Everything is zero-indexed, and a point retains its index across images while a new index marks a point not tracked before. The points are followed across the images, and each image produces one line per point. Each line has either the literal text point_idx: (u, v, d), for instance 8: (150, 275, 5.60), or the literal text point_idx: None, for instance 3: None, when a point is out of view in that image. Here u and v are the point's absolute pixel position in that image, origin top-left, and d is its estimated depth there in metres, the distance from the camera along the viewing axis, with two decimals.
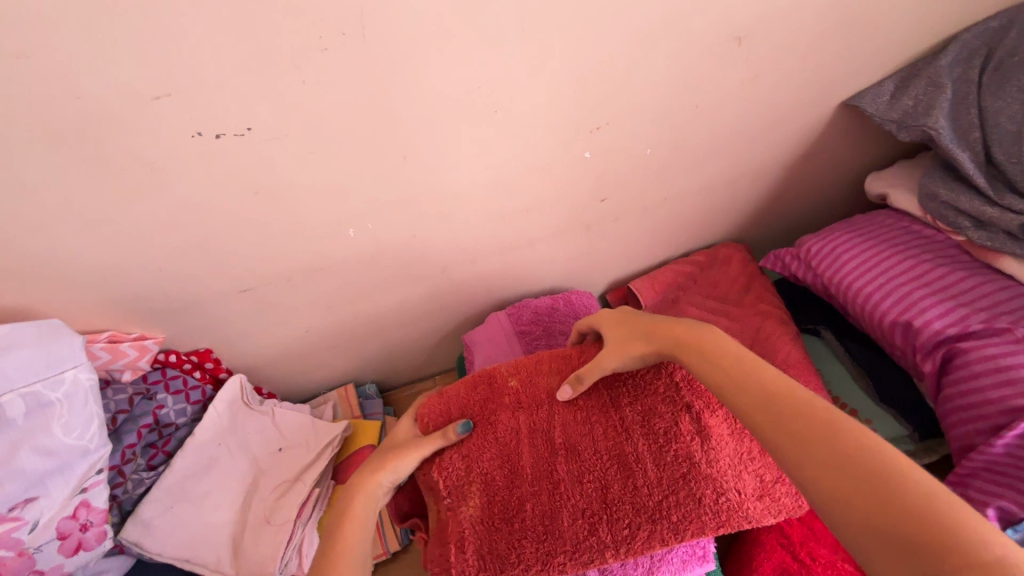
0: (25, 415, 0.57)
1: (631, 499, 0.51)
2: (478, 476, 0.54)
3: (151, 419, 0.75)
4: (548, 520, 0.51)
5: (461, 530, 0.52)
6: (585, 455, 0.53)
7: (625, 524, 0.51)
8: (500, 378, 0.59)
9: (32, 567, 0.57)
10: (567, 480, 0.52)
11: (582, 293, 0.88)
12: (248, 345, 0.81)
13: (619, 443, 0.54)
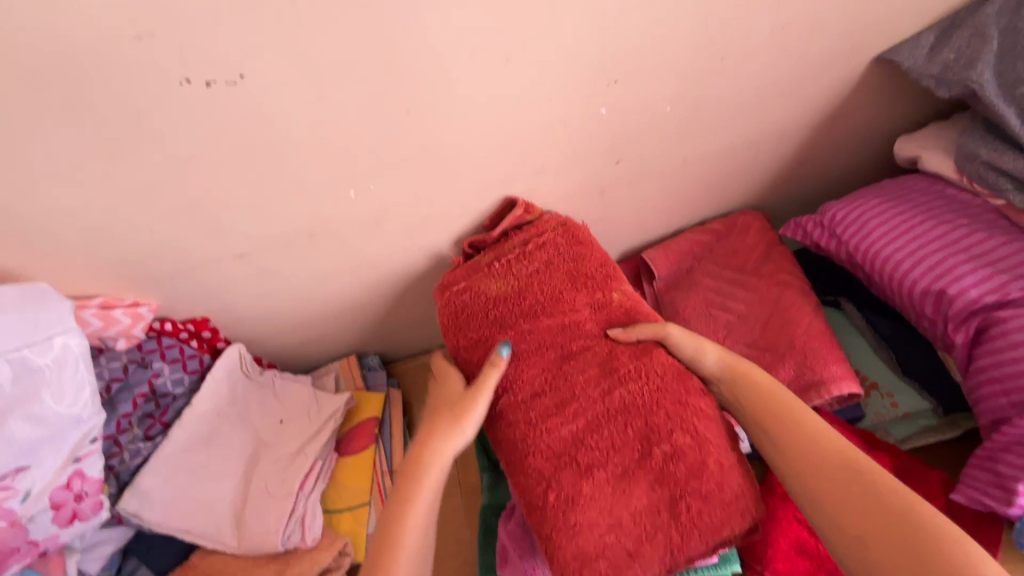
0: (13, 382, 0.55)
1: (604, 509, 0.52)
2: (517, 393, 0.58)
3: (146, 389, 0.72)
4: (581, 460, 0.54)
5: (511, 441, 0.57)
6: (591, 458, 0.54)
7: (626, 492, 0.52)
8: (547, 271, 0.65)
9: (25, 538, 0.55)
10: (593, 422, 0.55)
11: None
12: (246, 313, 0.78)
13: (648, 432, 0.54)
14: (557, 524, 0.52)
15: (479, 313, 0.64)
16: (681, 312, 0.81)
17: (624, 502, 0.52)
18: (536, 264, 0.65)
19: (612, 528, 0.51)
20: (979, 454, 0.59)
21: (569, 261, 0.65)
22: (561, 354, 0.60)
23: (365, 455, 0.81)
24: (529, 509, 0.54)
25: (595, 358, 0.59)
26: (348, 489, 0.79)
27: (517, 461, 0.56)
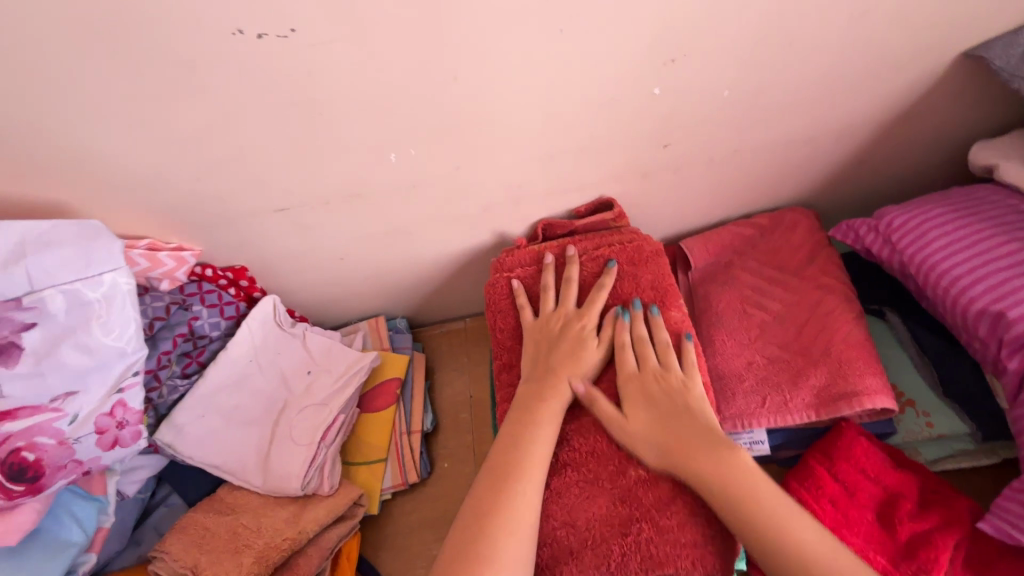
0: (66, 313, 0.58)
1: (564, 507, 0.57)
2: None
3: (186, 330, 0.75)
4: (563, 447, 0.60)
5: None
6: (564, 459, 0.59)
7: (592, 472, 0.58)
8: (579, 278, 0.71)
9: (71, 457, 0.58)
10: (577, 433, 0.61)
11: None
12: (282, 266, 0.80)
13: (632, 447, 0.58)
14: None
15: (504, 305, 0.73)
16: (714, 307, 0.79)
17: (582, 503, 0.57)
18: (586, 270, 0.71)
19: (562, 528, 0.56)
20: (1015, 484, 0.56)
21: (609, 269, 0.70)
22: None
23: (384, 414, 0.83)
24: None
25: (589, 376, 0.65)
26: (366, 442, 0.81)
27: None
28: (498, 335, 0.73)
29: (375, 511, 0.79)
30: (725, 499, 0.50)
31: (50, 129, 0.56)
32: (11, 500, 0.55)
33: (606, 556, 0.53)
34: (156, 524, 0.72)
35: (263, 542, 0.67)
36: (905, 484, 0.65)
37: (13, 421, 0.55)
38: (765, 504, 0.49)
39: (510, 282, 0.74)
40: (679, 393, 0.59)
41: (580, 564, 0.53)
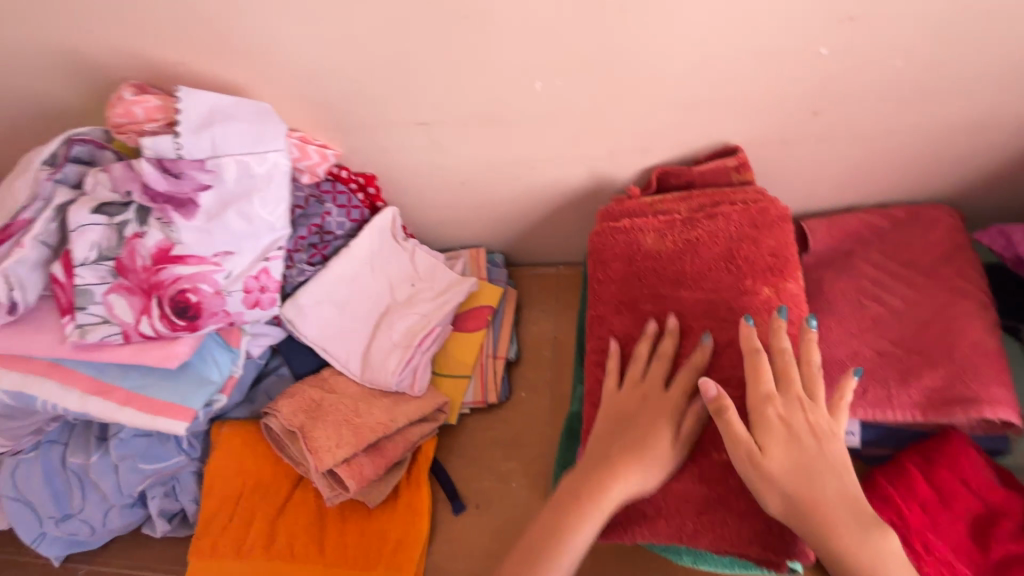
0: (235, 181, 0.66)
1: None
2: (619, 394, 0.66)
3: (318, 222, 0.82)
4: None
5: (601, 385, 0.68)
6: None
7: None
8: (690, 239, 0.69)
9: (223, 307, 0.66)
10: None
11: None
12: (406, 180, 0.85)
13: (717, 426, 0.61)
14: None
15: (609, 253, 0.72)
16: (827, 293, 0.76)
17: (663, 470, 0.61)
18: (701, 229, 0.69)
19: (640, 490, 0.61)
20: None
21: (732, 235, 0.68)
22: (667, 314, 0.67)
23: (474, 336, 0.88)
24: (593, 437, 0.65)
25: (691, 340, 0.65)
26: (455, 358, 0.87)
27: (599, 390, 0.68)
28: (599, 279, 0.73)
29: (453, 421, 0.84)
30: (812, 521, 0.50)
31: (249, 13, 0.62)
32: (174, 332, 0.64)
33: (683, 521, 0.59)
34: (267, 390, 0.82)
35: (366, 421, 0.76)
36: (1012, 504, 0.61)
37: (184, 265, 0.64)
38: (851, 545, 0.48)
39: (618, 230, 0.73)
40: (824, 440, 0.52)
41: (656, 523, 0.59)
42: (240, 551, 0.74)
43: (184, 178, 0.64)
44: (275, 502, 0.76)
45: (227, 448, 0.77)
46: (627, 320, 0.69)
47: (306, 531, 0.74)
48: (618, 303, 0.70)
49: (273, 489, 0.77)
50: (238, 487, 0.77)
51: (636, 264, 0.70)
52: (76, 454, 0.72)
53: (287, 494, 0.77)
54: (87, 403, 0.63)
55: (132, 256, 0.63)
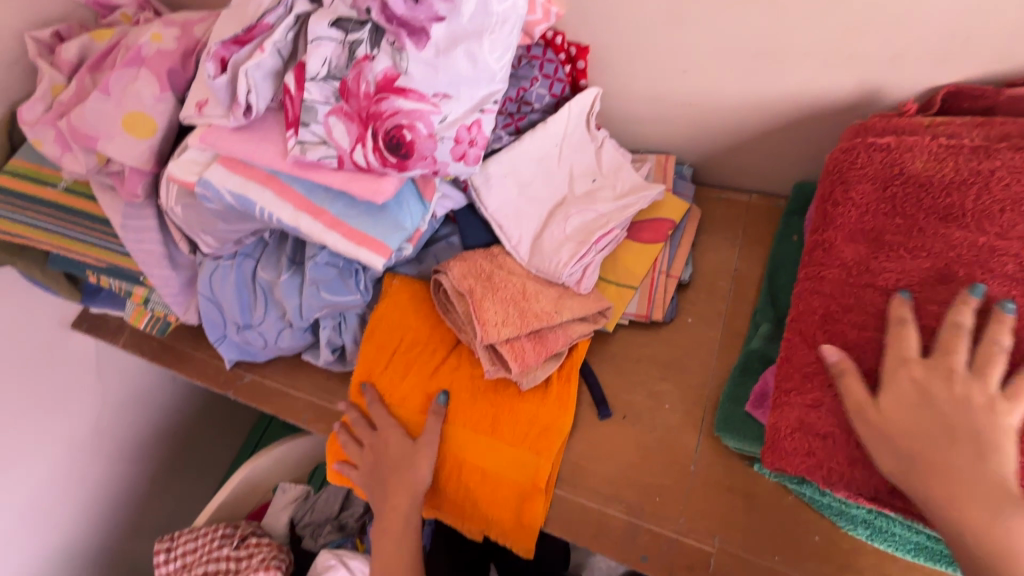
0: (470, 17, 0.61)
1: (853, 416, 0.55)
2: (837, 335, 0.57)
3: (521, 90, 0.77)
4: (870, 362, 0.55)
5: (815, 324, 0.58)
6: (868, 370, 0.55)
7: None
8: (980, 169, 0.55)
9: (433, 152, 0.63)
10: None
11: None
12: (622, 59, 0.76)
13: None
14: (798, 404, 0.57)
15: (853, 173, 0.59)
16: None
17: None
18: (1000, 160, 0.54)
19: (818, 441, 0.56)
20: None
21: None
22: (925, 257, 0.55)
23: (651, 247, 0.81)
24: (789, 373, 0.59)
25: (947, 293, 0.53)
26: (624, 266, 0.80)
27: (807, 324, 0.59)
28: (833, 204, 0.60)
29: (610, 329, 0.80)
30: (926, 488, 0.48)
31: None
32: (383, 167, 0.63)
33: (882, 478, 0.53)
34: (436, 253, 0.82)
35: (532, 308, 0.73)
36: None
37: (404, 99, 0.61)
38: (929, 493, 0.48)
39: (872, 146, 0.59)
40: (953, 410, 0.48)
41: (850, 475, 0.55)
42: (398, 394, 0.77)
43: (422, 5, 0.60)
44: (433, 357, 0.77)
45: (395, 297, 0.79)
46: (864, 253, 0.58)
47: (460, 391, 0.74)
48: (853, 232, 0.59)
49: (432, 344, 0.78)
50: (399, 335, 0.78)
51: (890, 191, 0.57)
52: (268, 270, 0.77)
53: (444, 352, 0.77)
54: (299, 219, 0.64)
55: (357, 79, 0.61)
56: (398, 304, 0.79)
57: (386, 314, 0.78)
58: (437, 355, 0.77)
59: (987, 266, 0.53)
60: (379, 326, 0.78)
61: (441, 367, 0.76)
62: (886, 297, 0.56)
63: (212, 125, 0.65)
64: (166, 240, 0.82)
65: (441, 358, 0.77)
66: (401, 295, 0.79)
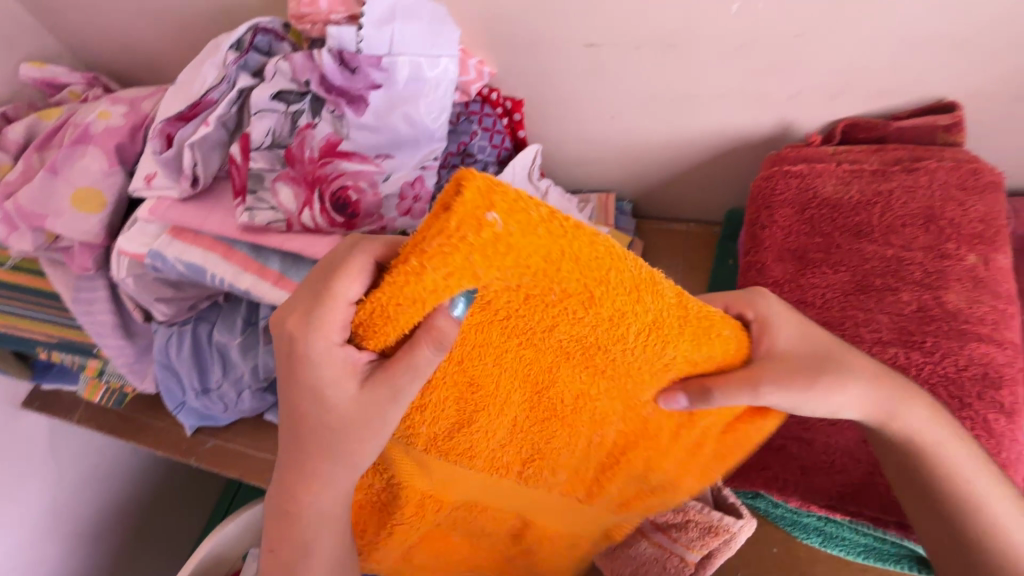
0: (405, 83, 0.65)
1: None
2: None
3: (464, 142, 0.81)
4: None
5: None
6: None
7: None
8: (883, 192, 0.64)
9: (377, 210, 0.66)
10: None
11: (993, 171, 0.62)
12: (555, 110, 0.82)
13: None
14: None
15: (782, 201, 0.67)
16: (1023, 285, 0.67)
17: None
18: (896, 182, 0.63)
19: None
20: None
21: (936, 199, 0.61)
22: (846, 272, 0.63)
23: None
24: None
25: (868, 302, 0.61)
26: None
27: None
28: (763, 231, 0.67)
29: None
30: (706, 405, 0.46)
31: None
32: (331, 227, 0.66)
33: None
34: None
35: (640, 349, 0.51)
36: None
37: (348, 161, 0.65)
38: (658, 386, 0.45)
39: (793, 180, 0.66)
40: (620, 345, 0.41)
41: None
42: (466, 364, 0.44)
43: (358, 75, 0.63)
44: (592, 368, 0.43)
45: (693, 337, 0.42)
46: (793, 271, 0.64)
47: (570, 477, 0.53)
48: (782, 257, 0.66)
49: (577, 350, 0.42)
50: (537, 254, 0.35)
51: (809, 215, 0.66)
52: (223, 333, 0.77)
53: (586, 374, 0.44)
54: (250, 282, 0.66)
55: (301, 146, 0.64)
56: (633, 297, 0.39)
57: (509, 253, 0.34)
58: (596, 375, 0.44)
59: (895, 280, 0.61)
60: (504, 250, 0.34)
61: (588, 388, 0.45)
62: (819, 309, 0.62)
63: (161, 198, 0.65)
64: (118, 312, 0.82)
65: (594, 372, 0.44)
66: (546, 224, 0.34)
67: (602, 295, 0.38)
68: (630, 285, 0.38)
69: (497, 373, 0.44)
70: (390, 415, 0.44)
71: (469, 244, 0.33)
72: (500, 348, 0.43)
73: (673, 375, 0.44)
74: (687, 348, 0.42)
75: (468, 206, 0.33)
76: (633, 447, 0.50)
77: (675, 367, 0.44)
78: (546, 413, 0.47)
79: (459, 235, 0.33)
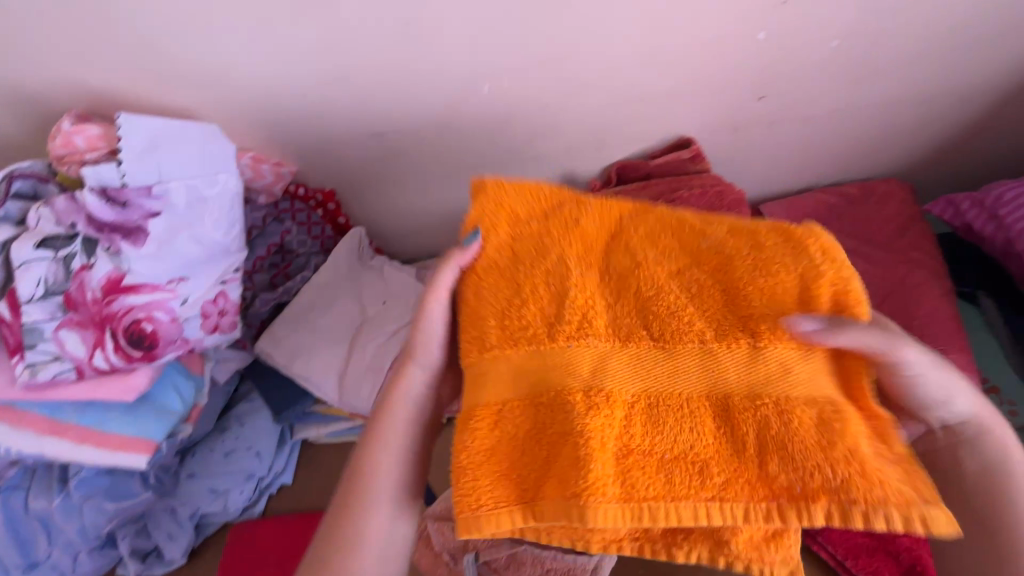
0: (186, 206, 0.64)
1: None
2: None
3: (278, 241, 0.82)
4: None
5: None
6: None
7: None
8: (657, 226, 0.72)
9: (180, 334, 0.65)
10: None
11: (736, 192, 0.71)
12: (368, 194, 0.85)
13: None
14: None
15: None
16: None
17: None
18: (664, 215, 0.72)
19: None
20: None
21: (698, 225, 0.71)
22: None
23: None
24: None
25: None
26: None
27: None
28: None
29: None
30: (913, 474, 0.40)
31: (187, 49, 0.62)
32: (130, 363, 0.63)
33: None
34: (239, 415, 0.81)
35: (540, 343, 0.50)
36: None
37: (137, 295, 0.63)
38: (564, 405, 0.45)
39: None
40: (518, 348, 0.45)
41: None
42: (566, 312, 0.44)
43: (130, 206, 0.62)
44: (658, 313, 0.43)
45: (780, 239, 0.44)
46: None
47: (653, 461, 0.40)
48: None
49: (620, 283, 0.45)
50: (529, 246, 0.47)
51: None
52: (39, 499, 0.70)
53: (648, 290, 0.44)
54: (46, 444, 0.62)
55: (80, 290, 0.61)
56: (705, 216, 0.46)
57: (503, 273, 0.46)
58: (656, 283, 0.44)
59: None
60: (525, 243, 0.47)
61: (641, 381, 0.42)
62: None
63: None
64: None
65: (675, 305, 0.43)
66: (566, 200, 0.48)
67: (648, 230, 0.46)
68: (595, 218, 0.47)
69: (569, 352, 0.43)
70: (418, 391, 0.51)
71: (502, 239, 0.47)
72: (534, 291, 0.45)
73: (754, 282, 0.42)
74: (755, 247, 0.43)
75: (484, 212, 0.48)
76: (792, 436, 0.39)
77: (704, 277, 0.43)
78: (668, 402, 0.41)
79: (491, 212, 0.48)
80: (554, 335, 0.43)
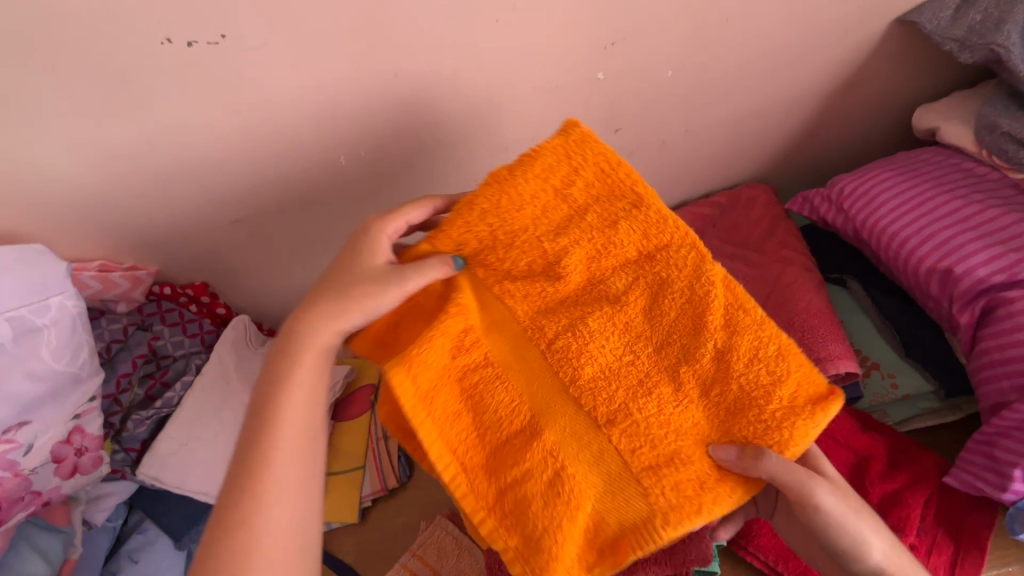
0: (13, 339, 0.56)
1: None
2: None
3: (146, 350, 0.76)
4: None
5: None
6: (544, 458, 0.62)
7: None
8: None
9: (28, 488, 0.57)
10: None
11: None
12: (245, 281, 0.79)
13: None
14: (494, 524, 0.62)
15: None
16: None
17: None
18: None
19: None
20: (975, 437, 0.58)
21: None
22: None
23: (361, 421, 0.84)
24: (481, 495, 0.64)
25: None
26: (344, 454, 0.82)
27: None
28: None
29: (353, 518, 0.79)
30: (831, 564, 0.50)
31: None
32: None
33: None
34: (131, 551, 0.72)
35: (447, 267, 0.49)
36: (874, 445, 0.65)
37: None
38: None
39: None
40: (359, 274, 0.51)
41: None
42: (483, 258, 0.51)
43: None
44: (579, 333, 0.49)
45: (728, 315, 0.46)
46: None
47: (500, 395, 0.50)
48: None
49: (591, 293, 0.50)
50: (513, 208, 0.49)
51: None
52: None
53: (603, 313, 0.49)
54: None
55: None
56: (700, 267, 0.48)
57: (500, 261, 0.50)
58: (570, 270, 0.49)
59: None
60: (543, 196, 0.50)
61: (519, 346, 0.50)
62: None
63: None
64: None
65: (589, 337, 0.49)
66: (602, 185, 0.50)
67: (620, 241, 0.49)
68: (649, 217, 0.49)
69: (522, 307, 0.50)
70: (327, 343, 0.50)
71: (547, 183, 0.49)
72: (530, 268, 0.50)
73: (675, 317, 0.48)
74: (702, 318, 0.47)
75: (539, 169, 0.50)
76: (648, 427, 0.46)
77: (647, 279, 0.49)
78: (516, 375, 0.50)
79: (540, 179, 0.49)
80: (485, 279, 0.51)
